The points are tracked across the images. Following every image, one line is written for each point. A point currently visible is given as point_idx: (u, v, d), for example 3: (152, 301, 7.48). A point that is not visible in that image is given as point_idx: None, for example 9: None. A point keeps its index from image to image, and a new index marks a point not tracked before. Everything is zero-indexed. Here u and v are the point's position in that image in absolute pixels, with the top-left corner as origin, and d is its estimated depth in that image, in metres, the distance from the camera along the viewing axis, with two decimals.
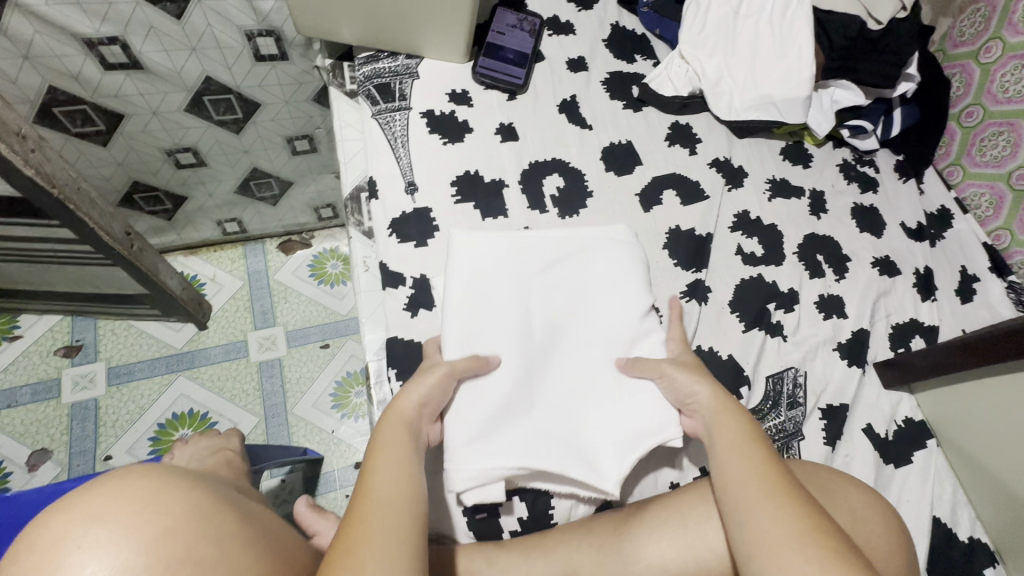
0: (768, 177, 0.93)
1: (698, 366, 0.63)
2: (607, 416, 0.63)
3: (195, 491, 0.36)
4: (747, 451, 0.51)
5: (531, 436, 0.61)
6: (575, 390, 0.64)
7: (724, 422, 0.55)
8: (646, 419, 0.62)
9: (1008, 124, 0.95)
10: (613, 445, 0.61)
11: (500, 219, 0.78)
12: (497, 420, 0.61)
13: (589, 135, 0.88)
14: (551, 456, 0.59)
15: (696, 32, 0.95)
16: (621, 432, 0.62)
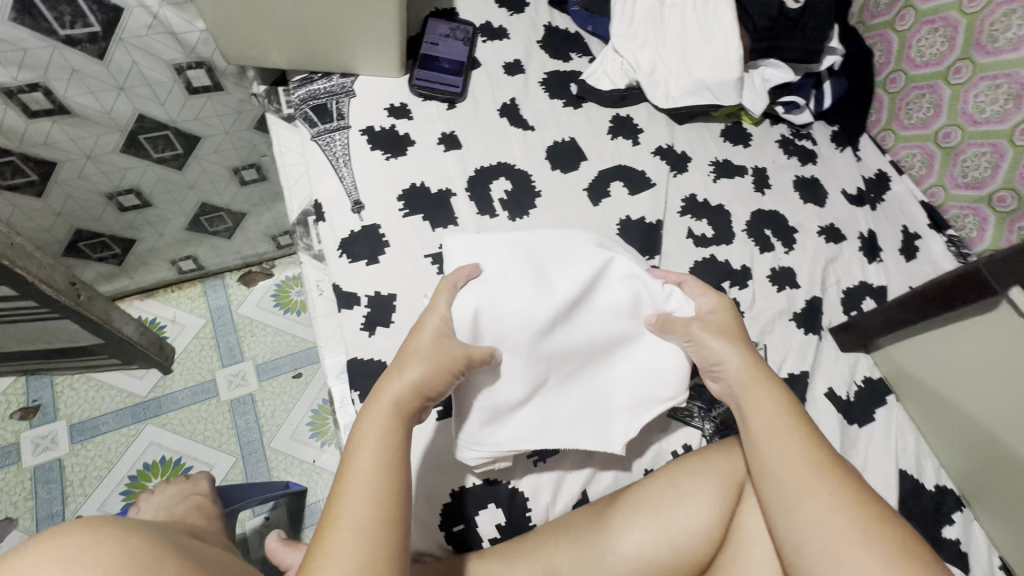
0: (711, 160, 0.95)
1: (734, 326, 0.61)
2: (622, 382, 0.65)
3: (131, 541, 0.35)
4: (791, 432, 0.50)
5: (546, 412, 0.63)
6: (589, 361, 0.65)
7: (759, 397, 0.53)
8: (658, 388, 0.64)
9: (929, 86, 0.99)
10: (626, 411, 0.65)
11: (451, 228, 0.78)
12: (511, 407, 0.62)
13: (532, 136, 0.89)
14: (566, 431, 0.63)
15: (625, 25, 0.97)
16: (630, 399, 0.65)
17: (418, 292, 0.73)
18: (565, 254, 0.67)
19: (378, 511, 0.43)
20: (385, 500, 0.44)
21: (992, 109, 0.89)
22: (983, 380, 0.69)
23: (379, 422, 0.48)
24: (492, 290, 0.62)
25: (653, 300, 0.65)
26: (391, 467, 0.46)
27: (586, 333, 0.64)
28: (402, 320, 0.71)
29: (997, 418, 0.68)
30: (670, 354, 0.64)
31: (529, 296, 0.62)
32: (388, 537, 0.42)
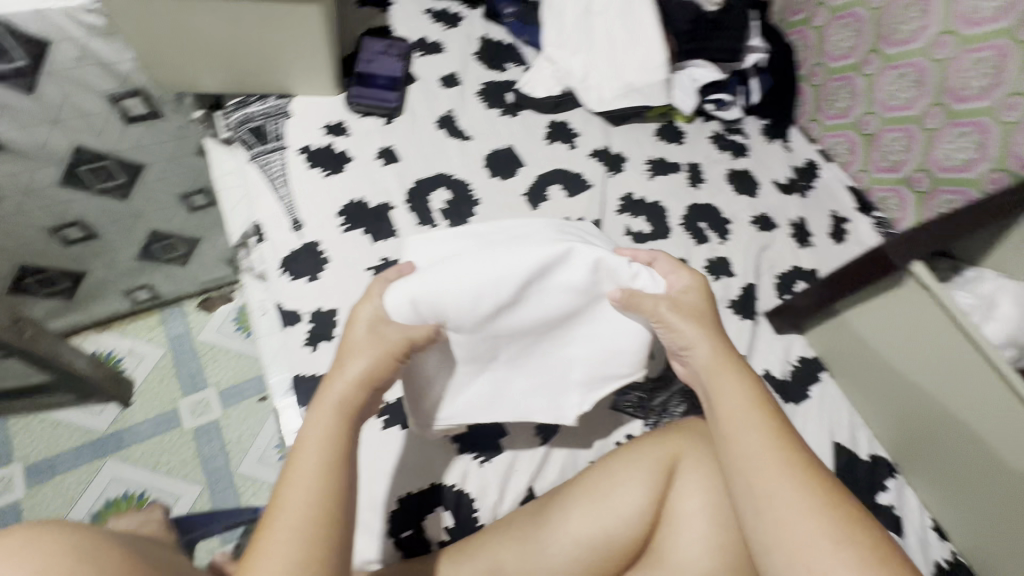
0: (647, 158, 0.99)
1: (704, 309, 0.59)
2: (579, 360, 0.66)
3: (75, 536, 0.38)
4: (759, 420, 0.48)
5: (497, 387, 0.65)
6: (543, 339, 0.65)
7: (727, 385, 0.52)
8: (616, 364, 0.65)
9: (845, 78, 1.04)
10: (581, 386, 0.66)
11: (391, 240, 0.80)
12: (462, 383, 0.64)
13: (470, 146, 0.91)
14: (517, 407, 0.65)
15: (556, 33, 1.00)
16: (586, 375, 0.66)
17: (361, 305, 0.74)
18: (524, 233, 0.65)
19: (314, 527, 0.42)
20: (322, 516, 0.42)
21: (903, 96, 0.94)
22: (912, 355, 0.71)
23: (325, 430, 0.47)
24: (445, 273, 0.59)
25: (621, 280, 0.61)
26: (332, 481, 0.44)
27: (542, 314, 0.63)
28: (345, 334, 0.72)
29: (924, 392, 0.71)
30: (628, 333, 0.63)
31: (483, 280, 0.59)
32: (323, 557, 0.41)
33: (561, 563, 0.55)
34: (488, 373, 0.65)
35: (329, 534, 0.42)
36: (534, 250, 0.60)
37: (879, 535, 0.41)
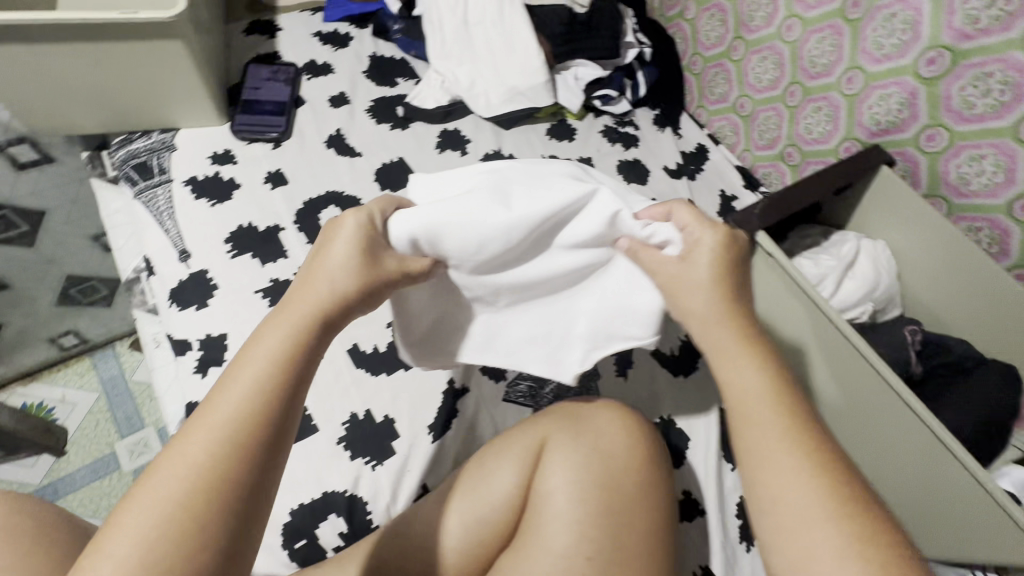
0: (538, 158, 1.03)
1: (729, 276, 0.53)
2: (582, 313, 0.63)
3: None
4: (782, 415, 0.44)
5: (497, 331, 0.66)
6: (540, 292, 0.63)
7: (741, 372, 0.47)
8: (622, 324, 0.61)
9: (719, 65, 1.10)
10: (583, 342, 0.63)
11: (281, 261, 0.82)
12: (457, 323, 0.67)
13: (360, 162, 0.94)
14: (516, 354, 0.66)
15: (439, 45, 1.03)
16: (590, 332, 0.63)
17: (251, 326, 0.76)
18: (541, 176, 0.61)
19: (223, 465, 0.36)
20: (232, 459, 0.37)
21: (768, 78, 1.00)
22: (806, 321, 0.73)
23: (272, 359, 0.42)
24: (443, 215, 0.56)
25: (637, 237, 0.56)
26: (260, 421, 0.39)
27: (538, 265, 0.61)
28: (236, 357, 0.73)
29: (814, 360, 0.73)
30: (636, 292, 0.59)
31: (479, 232, 0.56)
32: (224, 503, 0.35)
33: (439, 556, 0.57)
34: (490, 314, 0.66)
35: (233, 480, 0.36)
36: (546, 196, 0.57)
37: (908, 551, 0.38)
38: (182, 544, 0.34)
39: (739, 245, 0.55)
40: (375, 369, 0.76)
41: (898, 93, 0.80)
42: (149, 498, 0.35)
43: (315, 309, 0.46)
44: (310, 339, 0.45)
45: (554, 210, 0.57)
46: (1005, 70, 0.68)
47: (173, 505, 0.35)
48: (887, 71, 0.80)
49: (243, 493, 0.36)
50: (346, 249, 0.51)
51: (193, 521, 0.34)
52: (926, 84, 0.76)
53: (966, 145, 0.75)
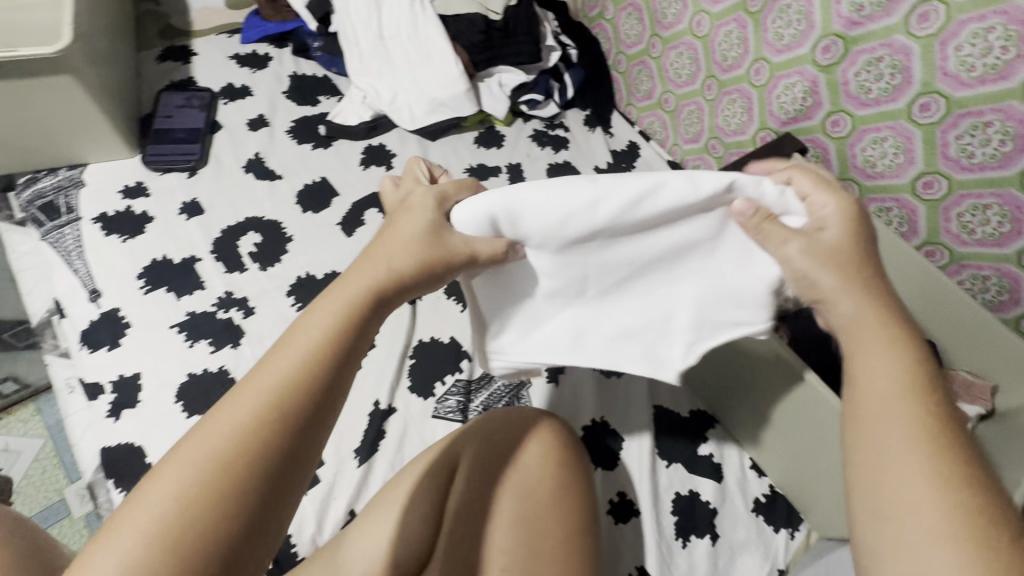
0: (465, 168, 1.02)
1: (868, 254, 0.46)
2: (686, 300, 0.56)
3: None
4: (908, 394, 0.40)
5: (582, 326, 0.60)
6: (632, 276, 0.57)
7: (875, 355, 0.43)
8: (732, 312, 0.55)
9: (641, 62, 1.10)
10: (685, 334, 0.58)
11: (197, 293, 0.80)
12: (534, 317, 0.61)
13: (280, 185, 0.92)
14: (607, 350, 0.60)
15: (357, 61, 1.02)
16: (696, 319, 0.57)
17: (166, 364, 0.74)
18: None
19: (255, 446, 0.35)
20: (259, 443, 0.35)
21: (686, 73, 1.01)
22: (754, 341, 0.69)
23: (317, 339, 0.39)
24: (529, 194, 0.49)
25: (763, 205, 0.48)
26: (294, 407, 0.36)
27: (634, 250, 0.54)
28: (152, 397, 0.71)
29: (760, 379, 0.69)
30: (749, 272, 0.53)
31: (573, 213, 0.49)
32: (243, 491, 0.34)
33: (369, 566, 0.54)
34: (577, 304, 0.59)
35: (256, 464, 0.34)
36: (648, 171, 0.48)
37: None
38: (193, 527, 0.32)
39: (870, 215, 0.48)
40: None
41: (801, 82, 0.82)
42: (173, 469, 0.34)
43: (369, 289, 0.43)
44: (359, 318, 0.42)
45: (654, 185, 0.48)
46: (892, 55, 0.70)
47: (195, 483, 0.33)
48: (789, 61, 0.82)
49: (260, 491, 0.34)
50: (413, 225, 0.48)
51: (211, 501, 0.33)
52: (825, 72, 0.78)
53: (868, 129, 0.77)
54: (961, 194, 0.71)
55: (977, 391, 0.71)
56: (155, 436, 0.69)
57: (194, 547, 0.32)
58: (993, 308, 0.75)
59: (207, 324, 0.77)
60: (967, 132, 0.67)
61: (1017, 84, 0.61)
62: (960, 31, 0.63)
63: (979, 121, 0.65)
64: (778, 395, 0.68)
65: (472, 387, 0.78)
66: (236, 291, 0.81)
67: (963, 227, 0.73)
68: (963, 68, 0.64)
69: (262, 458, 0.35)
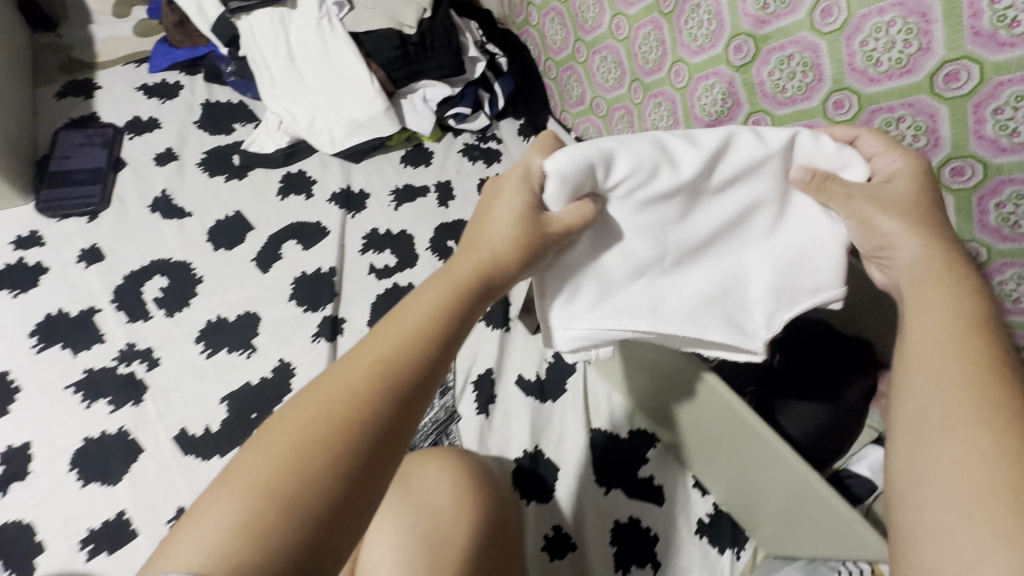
0: (391, 189, 0.98)
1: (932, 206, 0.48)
2: (763, 266, 0.54)
3: None
4: (955, 326, 0.40)
5: (660, 292, 0.53)
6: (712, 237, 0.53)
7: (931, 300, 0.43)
8: (814, 274, 0.53)
9: (569, 68, 1.07)
10: (766, 301, 0.54)
11: (96, 347, 0.75)
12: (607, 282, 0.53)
13: (189, 223, 0.87)
14: (689, 320, 0.53)
15: (269, 85, 0.97)
16: (778, 283, 0.54)
17: (60, 428, 0.68)
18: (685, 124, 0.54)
19: (362, 406, 0.34)
20: (367, 406, 0.34)
21: (612, 77, 0.98)
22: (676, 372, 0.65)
23: (423, 322, 0.39)
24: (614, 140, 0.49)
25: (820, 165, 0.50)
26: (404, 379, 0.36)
27: (707, 214, 0.52)
28: (42, 467, 0.66)
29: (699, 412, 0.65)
30: (825, 233, 0.52)
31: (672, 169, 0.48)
32: (352, 439, 0.32)
33: None
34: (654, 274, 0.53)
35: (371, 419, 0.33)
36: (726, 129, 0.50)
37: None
38: (304, 475, 0.30)
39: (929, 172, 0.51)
40: (205, 454, 0.69)
41: (719, 83, 0.79)
42: (289, 423, 0.33)
43: (474, 273, 0.44)
44: (461, 301, 0.42)
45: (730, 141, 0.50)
46: (802, 52, 0.67)
47: (306, 433, 0.32)
48: (705, 62, 0.79)
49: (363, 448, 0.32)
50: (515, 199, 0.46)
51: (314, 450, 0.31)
52: (740, 72, 0.75)
53: (787, 128, 0.74)
54: None
55: None
56: (45, 511, 0.63)
57: (301, 498, 0.29)
58: None
59: (106, 381, 0.72)
60: (882, 128, 0.64)
61: (922, 77, 0.58)
62: (863, 25, 0.60)
63: (891, 117, 0.63)
64: (713, 421, 0.64)
65: None
66: (140, 342, 0.76)
67: None
68: (870, 63, 0.61)
69: (366, 417, 0.33)
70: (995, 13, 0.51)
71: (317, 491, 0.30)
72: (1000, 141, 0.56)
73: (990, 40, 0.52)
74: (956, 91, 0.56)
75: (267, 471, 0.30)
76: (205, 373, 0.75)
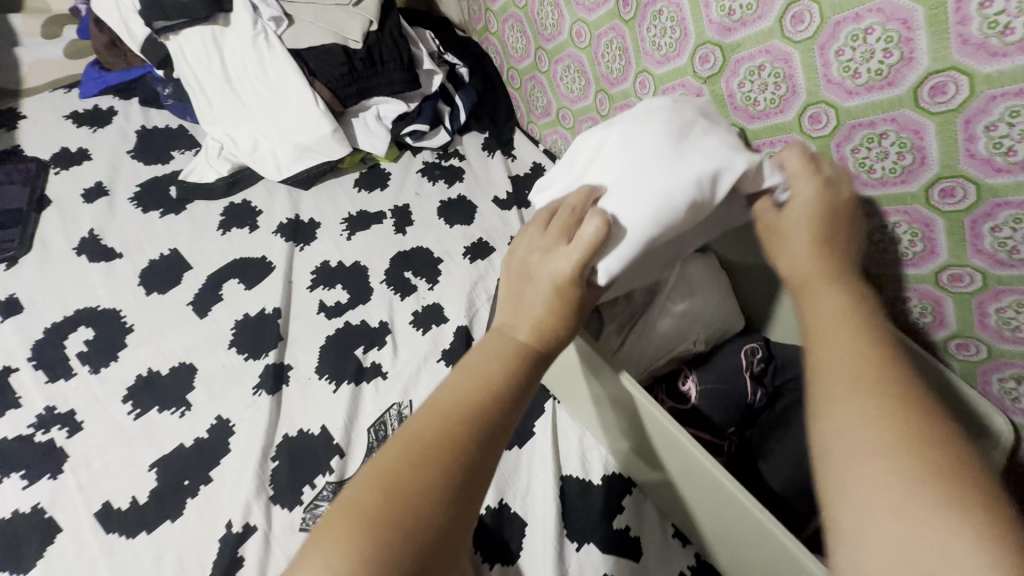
0: (343, 217, 0.91)
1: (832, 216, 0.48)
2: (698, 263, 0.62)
3: None
4: (847, 332, 0.40)
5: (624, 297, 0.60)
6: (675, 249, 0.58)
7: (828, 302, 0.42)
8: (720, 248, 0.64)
9: (533, 78, 1.00)
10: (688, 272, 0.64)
11: (11, 412, 0.68)
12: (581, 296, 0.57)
13: (119, 265, 0.80)
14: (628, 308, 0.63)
15: (207, 108, 0.90)
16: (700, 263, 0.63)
17: None
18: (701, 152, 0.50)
19: (449, 448, 0.37)
20: (449, 447, 0.37)
21: (576, 87, 0.91)
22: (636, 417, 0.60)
23: (494, 367, 0.42)
24: (637, 182, 0.49)
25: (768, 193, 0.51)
26: (484, 419, 0.39)
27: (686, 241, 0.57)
28: None
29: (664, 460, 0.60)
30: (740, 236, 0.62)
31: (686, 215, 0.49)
32: (435, 477, 0.36)
33: None
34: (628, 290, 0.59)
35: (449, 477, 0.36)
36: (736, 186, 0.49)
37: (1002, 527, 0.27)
38: (401, 507, 0.34)
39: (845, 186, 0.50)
40: (130, 531, 0.62)
41: (686, 95, 0.72)
42: (379, 483, 0.35)
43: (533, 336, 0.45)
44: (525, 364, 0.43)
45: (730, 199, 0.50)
46: (773, 62, 0.61)
47: (398, 468, 0.36)
48: (670, 73, 0.73)
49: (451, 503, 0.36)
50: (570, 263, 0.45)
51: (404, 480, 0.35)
52: (707, 84, 0.69)
53: (762, 144, 0.68)
54: (867, 212, 0.62)
55: None
56: None
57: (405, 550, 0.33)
58: (919, 330, 0.66)
59: (22, 451, 0.66)
60: (863, 145, 0.58)
61: (905, 91, 0.52)
62: (837, 33, 0.54)
63: (873, 133, 0.56)
64: (678, 471, 0.58)
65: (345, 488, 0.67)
66: (61, 404, 0.69)
67: (875, 247, 0.64)
68: (848, 74, 0.55)
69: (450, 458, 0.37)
70: (985, 19, 0.44)
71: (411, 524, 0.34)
72: (994, 160, 0.50)
73: (981, 49, 0.46)
74: (944, 106, 0.50)
75: (369, 498, 0.35)
76: (132, 437, 0.68)
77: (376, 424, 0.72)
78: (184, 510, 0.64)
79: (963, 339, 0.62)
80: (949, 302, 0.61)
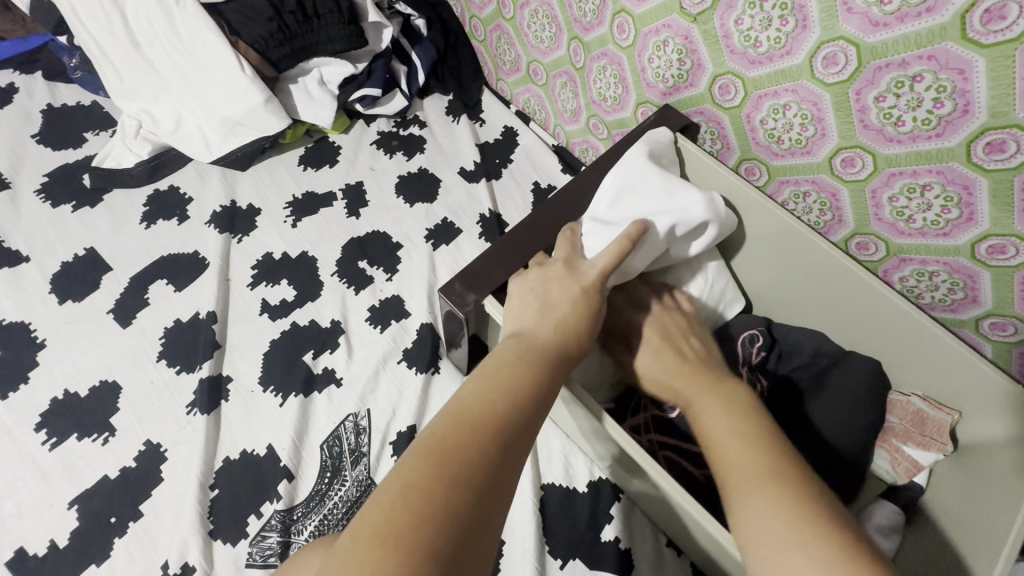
0: (287, 201, 0.80)
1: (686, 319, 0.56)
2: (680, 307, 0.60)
3: None
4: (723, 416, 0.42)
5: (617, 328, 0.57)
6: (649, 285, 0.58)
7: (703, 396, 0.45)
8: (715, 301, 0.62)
9: (498, 26, 0.86)
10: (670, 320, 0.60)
11: None
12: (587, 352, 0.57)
13: (27, 272, 0.70)
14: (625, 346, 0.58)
15: (117, 81, 0.77)
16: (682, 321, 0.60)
17: None
18: (653, 192, 0.56)
19: (468, 462, 0.33)
20: (472, 466, 0.33)
21: (546, 36, 0.78)
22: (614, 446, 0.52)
23: (516, 379, 0.40)
24: (636, 207, 0.56)
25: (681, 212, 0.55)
26: (502, 433, 0.36)
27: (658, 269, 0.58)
28: None
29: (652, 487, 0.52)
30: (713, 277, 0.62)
31: (634, 267, 0.54)
32: (462, 481, 0.32)
33: None
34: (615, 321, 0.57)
35: (467, 479, 0.32)
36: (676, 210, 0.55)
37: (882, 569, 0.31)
38: (431, 503, 0.30)
39: (781, 217, 0.59)
40: None
41: (672, 39, 0.60)
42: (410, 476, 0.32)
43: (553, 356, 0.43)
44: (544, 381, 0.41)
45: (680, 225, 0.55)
46: None
47: (432, 475, 0.32)
48: (653, 12, 0.60)
49: (472, 509, 0.31)
50: (602, 258, 0.50)
51: (424, 495, 0.31)
52: (697, 23, 0.57)
53: (763, 94, 0.57)
54: (890, 172, 0.51)
55: (933, 429, 0.52)
56: None
57: (421, 529, 0.29)
58: (943, 308, 0.56)
59: None
60: (890, 91, 0.47)
61: (950, 17, 0.41)
62: None
63: (904, 76, 0.45)
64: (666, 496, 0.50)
65: (295, 516, 0.59)
66: None
67: (898, 213, 0.53)
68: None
69: (465, 476, 0.32)
70: None
71: (432, 554, 0.28)
72: None
73: None
74: (999, 35, 0.39)
75: (415, 479, 0.32)
76: (49, 471, 0.59)
77: (329, 438, 0.63)
78: (111, 552, 0.56)
79: (999, 318, 0.52)
80: (986, 278, 0.51)
